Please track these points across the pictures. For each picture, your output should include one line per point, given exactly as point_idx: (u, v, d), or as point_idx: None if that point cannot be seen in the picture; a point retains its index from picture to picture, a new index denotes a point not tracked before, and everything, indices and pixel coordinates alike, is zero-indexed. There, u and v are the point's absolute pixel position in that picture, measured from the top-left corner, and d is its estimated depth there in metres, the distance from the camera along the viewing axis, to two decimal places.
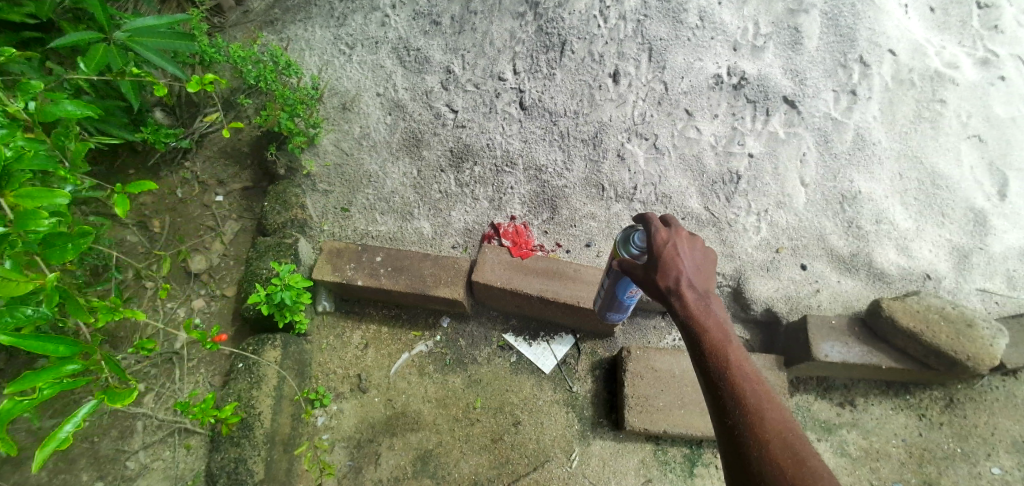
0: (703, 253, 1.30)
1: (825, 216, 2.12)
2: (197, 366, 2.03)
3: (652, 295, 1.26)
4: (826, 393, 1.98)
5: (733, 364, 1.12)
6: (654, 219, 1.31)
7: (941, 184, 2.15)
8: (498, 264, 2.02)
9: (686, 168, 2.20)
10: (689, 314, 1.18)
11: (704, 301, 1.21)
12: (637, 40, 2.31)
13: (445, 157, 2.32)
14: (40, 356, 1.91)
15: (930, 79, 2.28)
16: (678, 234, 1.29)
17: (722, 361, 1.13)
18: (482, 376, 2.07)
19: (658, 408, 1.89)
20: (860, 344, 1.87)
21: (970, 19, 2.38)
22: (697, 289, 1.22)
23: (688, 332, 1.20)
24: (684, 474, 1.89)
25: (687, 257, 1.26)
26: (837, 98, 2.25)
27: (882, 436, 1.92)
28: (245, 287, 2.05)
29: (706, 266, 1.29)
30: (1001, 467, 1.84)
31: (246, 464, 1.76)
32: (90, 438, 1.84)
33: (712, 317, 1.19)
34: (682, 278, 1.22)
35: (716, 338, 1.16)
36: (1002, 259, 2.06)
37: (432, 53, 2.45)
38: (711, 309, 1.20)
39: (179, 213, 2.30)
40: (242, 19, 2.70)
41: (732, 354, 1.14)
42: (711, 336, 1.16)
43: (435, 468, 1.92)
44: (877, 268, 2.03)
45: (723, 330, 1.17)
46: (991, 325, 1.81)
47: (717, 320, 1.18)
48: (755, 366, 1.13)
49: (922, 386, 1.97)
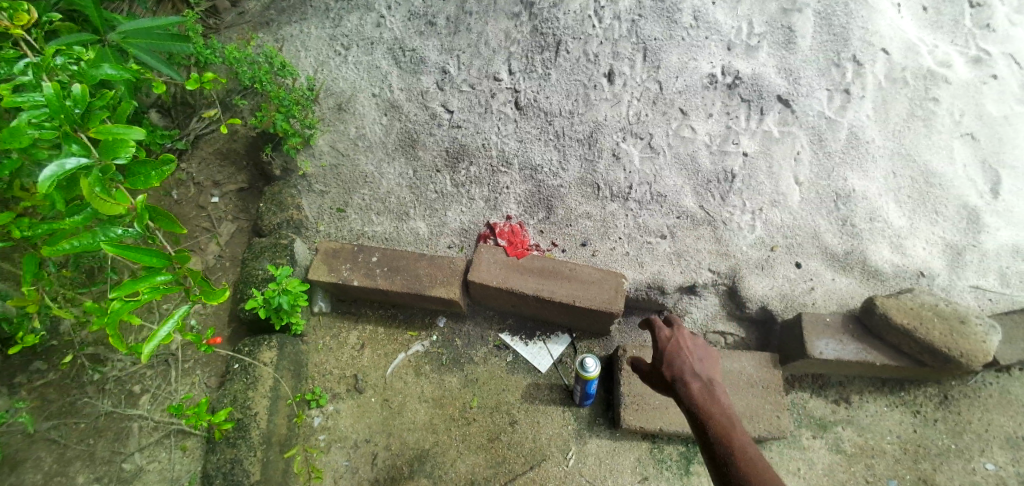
0: (704, 348, 1.47)
1: (820, 214, 2.13)
2: (194, 366, 2.04)
3: (663, 386, 1.41)
4: (822, 390, 1.99)
5: (740, 455, 1.17)
6: (657, 321, 1.52)
7: (935, 182, 2.16)
8: (494, 264, 2.02)
9: (681, 167, 2.20)
10: (694, 404, 1.29)
11: (708, 390, 1.33)
12: (631, 40, 2.32)
13: (441, 157, 2.32)
14: (35, 358, 1.91)
15: (923, 77, 2.29)
16: (679, 331, 1.48)
17: (728, 453, 1.18)
18: (478, 376, 2.07)
19: (654, 406, 1.89)
20: (855, 341, 1.88)
21: (962, 18, 2.40)
22: (701, 381, 1.36)
23: (696, 422, 1.28)
24: (680, 472, 1.89)
25: (688, 350, 1.43)
26: (831, 97, 2.26)
27: (877, 433, 1.92)
28: (242, 288, 2.06)
29: (709, 361, 1.44)
30: (995, 462, 1.85)
31: (242, 465, 1.76)
32: (85, 440, 1.85)
33: (716, 407, 1.29)
34: (685, 370, 1.38)
35: (723, 426, 1.23)
36: (996, 256, 2.07)
37: (428, 53, 2.46)
38: (715, 399, 1.30)
39: (175, 215, 2.30)
40: (238, 21, 2.71)
41: (738, 444, 1.19)
42: (717, 425, 1.23)
43: (432, 468, 1.92)
44: (871, 266, 2.05)
45: (728, 421, 1.25)
46: (984, 322, 1.82)
47: (721, 410, 1.28)
48: (761, 454, 1.17)
49: (916, 383, 1.99)
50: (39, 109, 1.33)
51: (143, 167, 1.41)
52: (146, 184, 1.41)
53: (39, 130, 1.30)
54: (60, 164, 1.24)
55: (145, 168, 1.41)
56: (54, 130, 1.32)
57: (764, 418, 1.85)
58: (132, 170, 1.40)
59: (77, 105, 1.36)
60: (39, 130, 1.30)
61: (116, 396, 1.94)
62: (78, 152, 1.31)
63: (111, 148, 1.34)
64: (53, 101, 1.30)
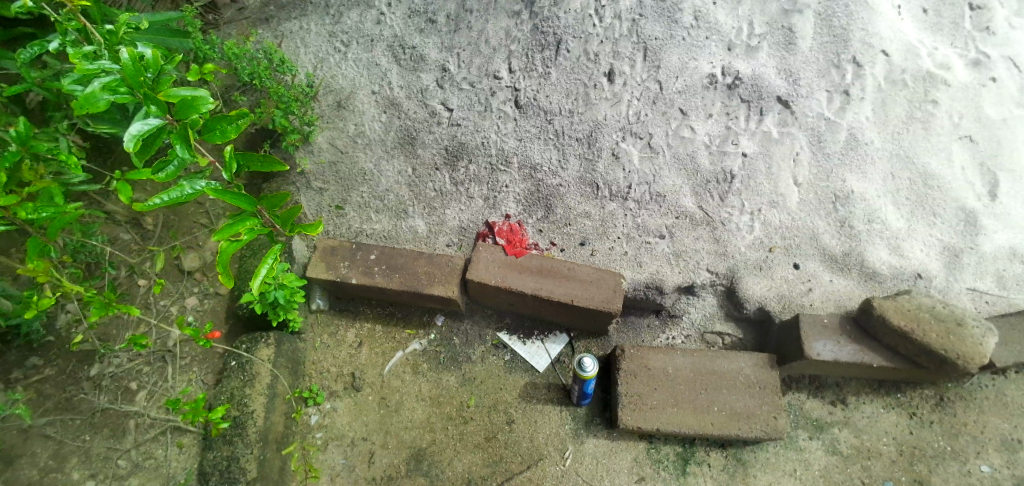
0: None
1: (818, 215, 2.13)
2: (190, 364, 2.03)
3: None
4: (819, 391, 2.00)
5: None
6: None
7: (933, 185, 2.17)
8: (492, 263, 2.02)
9: (680, 167, 2.20)
10: None
11: None
12: (632, 40, 2.31)
13: (440, 155, 2.32)
14: (31, 354, 1.91)
15: (923, 80, 2.29)
16: None
17: None
18: (476, 375, 2.07)
19: (651, 406, 1.89)
20: (852, 343, 1.88)
21: (962, 20, 2.40)
22: None
23: None
24: (677, 472, 1.90)
25: None
26: (830, 99, 2.26)
27: (873, 435, 1.93)
28: (240, 285, 2.06)
29: None
30: (990, 465, 1.86)
31: (239, 463, 1.76)
32: (81, 437, 1.84)
33: None
34: None
35: None
36: (993, 259, 2.07)
37: (428, 51, 2.45)
38: None
39: (173, 211, 2.30)
40: (237, 16, 2.70)
41: None
42: None
43: (429, 467, 1.92)
44: (869, 267, 2.05)
45: None
46: (981, 324, 1.82)
47: None
48: None
49: (913, 385, 1.99)
50: (109, 76, 1.33)
51: (217, 122, 1.39)
52: (225, 136, 1.40)
53: (114, 95, 1.32)
54: (147, 122, 1.27)
55: (220, 122, 1.39)
56: (129, 96, 1.34)
57: (761, 419, 1.85)
58: (209, 126, 1.38)
59: (149, 70, 1.36)
60: (115, 95, 1.32)
61: (112, 392, 1.93)
62: (159, 112, 1.30)
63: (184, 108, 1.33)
64: (128, 69, 1.29)
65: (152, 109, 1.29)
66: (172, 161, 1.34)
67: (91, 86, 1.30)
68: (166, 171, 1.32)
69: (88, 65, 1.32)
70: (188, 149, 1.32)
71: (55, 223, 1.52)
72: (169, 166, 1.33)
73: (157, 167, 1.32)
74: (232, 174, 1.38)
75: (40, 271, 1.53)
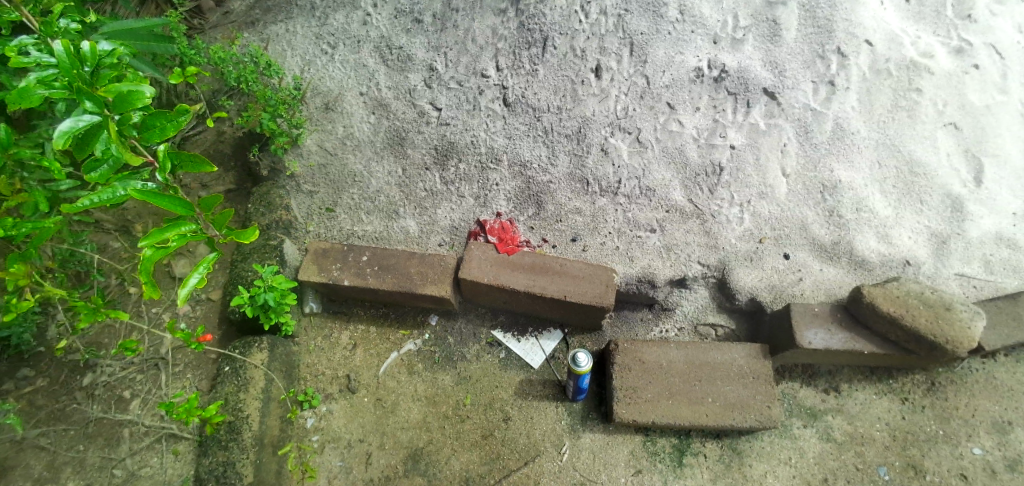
0: None
1: (807, 205, 2.15)
2: (184, 370, 2.02)
3: None
4: (812, 380, 2.01)
5: None
6: None
7: (919, 172, 2.19)
8: (484, 261, 2.02)
9: (669, 161, 2.21)
10: None
11: None
12: (618, 35, 2.32)
13: (430, 155, 2.32)
14: (22, 365, 1.91)
15: (906, 68, 2.32)
16: None
17: None
18: (471, 373, 2.07)
19: (646, 399, 1.90)
20: (843, 330, 1.90)
21: (944, 9, 2.42)
22: None
23: None
24: (674, 464, 1.91)
25: None
26: (816, 89, 2.28)
27: (866, 421, 1.95)
28: (232, 290, 2.05)
29: None
30: (982, 447, 1.88)
31: (235, 467, 1.75)
32: (75, 447, 1.83)
33: None
34: None
35: None
36: (980, 244, 2.10)
37: (415, 51, 2.45)
38: None
39: (162, 217, 2.28)
40: (222, 21, 2.69)
41: None
42: None
43: (426, 466, 1.92)
44: (858, 256, 2.07)
45: None
46: (969, 308, 1.84)
47: None
48: None
49: (904, 371, 2.01)
50: (47, 70, 1.27)
51: (155, 119, 1.32)
52: (165, 135, 1.32)
53: (49, 90, 1.24)
54: (80, 119, 1.18)
55: (159, 120, 1.32)
56: (65, 90, 1.26)
57: (755, 409, 1.87)
58: (147, 123, 1.32)
59: (87, 64, 1.31)
60: (49, 90, 1.24)
61: (106, 401, 1.92)
62: (95, 108, 1.22)
63: (121, 101, 1.26)
64: (63, 62, 1.24)
65: (87, 106, 1.21)
66: (105, 161, 1.28)
67: (25, 80, 1.22)
68: (99, 170, 1.26)
69: (24, 57, 1.27)
70: (122, 148, 1.26)
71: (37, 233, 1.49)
72: (102, 164, 1.27)
73: (88, 166, 1.26)
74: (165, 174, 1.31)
75: (20, 274, 1.50)
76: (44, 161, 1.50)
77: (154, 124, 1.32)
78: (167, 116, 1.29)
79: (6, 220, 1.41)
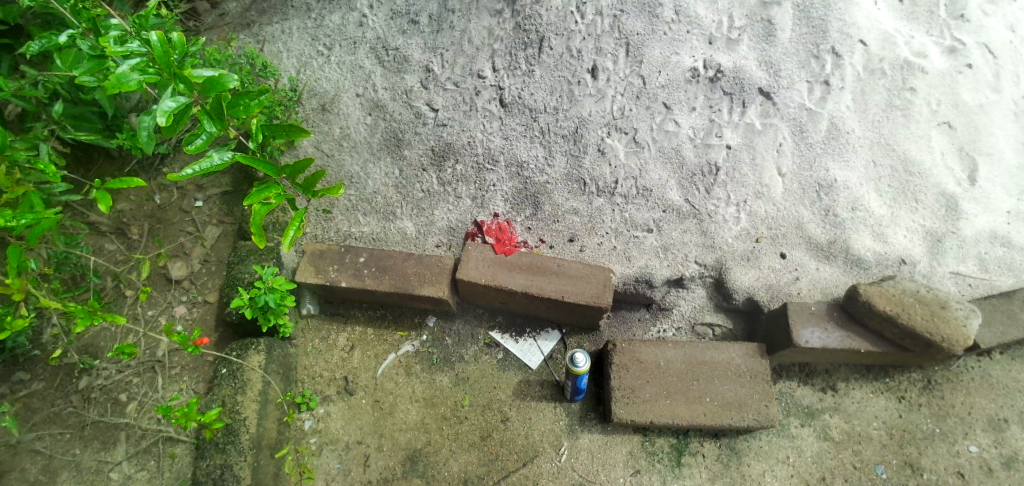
0: None
1: (803, 205, 2.16)
2: (180, 373, 2.00)
3: None
4: (809, 378, 2.02)
5: None
6: None
7: (914, 171, 2.20)
8: (481, 261, 2.02)
9: (666, 161, 2.22)
10: None
11: None
12: (614, 35, 2.33)
13: (427, 156, 2.32)
14: (17, 368, 1.91)
15: (900, 68, 2.33)
16: None
17: None
18: (469, 374, 2.07)
19: (644, 399, 1.90)
20: (840, 329, 1.90)
21: (937, 9, 2.44)
22: None
23: None
24: (672, 464, 1.91)
25: None
26: (811, 89, 2.29)
27: (864, 419, 1.96)
28: (229, 292, 2.04)
29: None
30: (978, 445, 1.89)
31: (232, 470, 1.75)
32: (71, 451, 1.83)
33: None
34: None
35: None
36: (974, 242, 2.11)
37: (411, 52, 2.45)
38: None
39: (157, 219, 2.27)
40: (218, 22, 2.68)
41: None
42: None
43: (424, 468, 1.92)
44: (854, 254, 2.08)
45: None
46: (964, 306, 1.85)
47: None
48: None
49: (900, 369, 2.02)
50: (137, 59, 1.49)
51: (238, 100, 1.67)
52: (248, 111, 1.68)
53: (143, 74, 1.48)
54: (177, 99, 1.47)
55: (242, 100, 1.67)
56: (157, 76, 1.50)
57: (753, 408, 1.87)
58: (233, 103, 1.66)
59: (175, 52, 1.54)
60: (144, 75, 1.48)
61: (102, 405, 1.91)
62: (186, 90, 1.52)
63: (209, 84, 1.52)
64: (157, 50, 1.46)
65: (180, 87, 1.51)
66: (200, 135, 1.56)
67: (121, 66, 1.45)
68: (196, 143, 1.54)
69: (116, 47, 1.47)
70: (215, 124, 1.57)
71: (35, 229, 1.51)
72: (198, 139, 1.55)
73: (188, 140, 1.54)
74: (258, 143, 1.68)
75: (16, 288, 1.50)
76: (39, 163, 1.56)
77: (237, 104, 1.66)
78: (250, 95, 1.65)
79: (6, 211, 1.43)
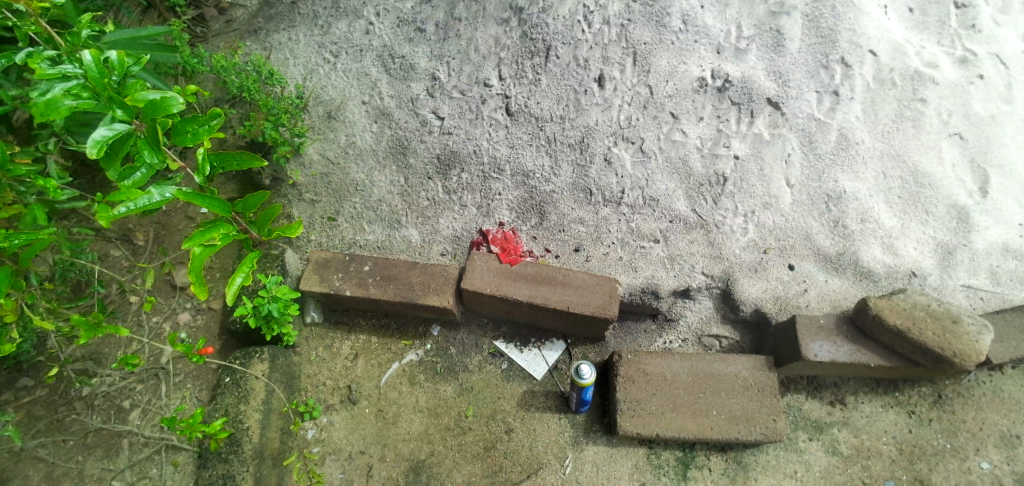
0: None
1: (812, 216, 2.13)
2: (184, 380, 1.99)
3: None
4: (817, 392, 1.99)
5: None
6: None
7: (924, 182, 2.17)
8: (486, 271, 2.01)
9: (673, 171, 2.20)
10: None
11: None
12: (621, 45, 2.32)
13: (433, 164, 2.31)
14: (20, 375, 1.91)
15: (911, 78, 2.31)
16: None
17: None
18: (473, 384, 2.06)
19: (648, 411, 1.88)
20: (849, 343, 1.88)
21: (947, 19, 2.42)
22: None
23: None
24: (678, 478, 1.89)
25: None
26: (820, 99, 2.27)
27: (872, 434, 1.93)
28: (234, 300, 2.04)
29: None
30: (990, 461, 1.86)
31: (234, 481, 1.74)
32: (74, 458, 1.83)
33: None
34: None
35: None
36: (986, 255, 2.08)
37: (417, 60, 2.45)
38: None
39: (162, 226, 2.27)
40: (225, 28, 2.69)
41: None
42: None
43: (427, 478, 1.90)
44: (864, 267, 2.05)
45: None
46: (976, 321, 1.82)
47: None
48: None
49: (910, 383, 1.99)
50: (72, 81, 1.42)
51: (185, 126, 1.57)
52: (196, 138, 1.58)
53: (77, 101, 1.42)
54: (112, 129, 1.43)
55: (189, 127, 1.57)
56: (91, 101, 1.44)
57: (761, 422, 1.85)
58: (180, 129, 1.58)
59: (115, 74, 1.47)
60: (77, 100, 1.42)
61: (105, 412, 1.90)
62: (125, 117, 1.47)
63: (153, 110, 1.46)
64: (93, 73, 1.40)
65: (119, 114, 1.46)
66: (138, 168, 1.52)
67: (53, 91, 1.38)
68: (133, 178, 1.50)
69: (48, 69, 1.39)
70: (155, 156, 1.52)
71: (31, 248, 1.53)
72: (135, 172, 1.52)
73: (124, 173, 1.50)
74: (204, 175, 1.55)
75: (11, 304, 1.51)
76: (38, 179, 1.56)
77: (182, 130, 1.58)
78: (199, 119, 1.57)
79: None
